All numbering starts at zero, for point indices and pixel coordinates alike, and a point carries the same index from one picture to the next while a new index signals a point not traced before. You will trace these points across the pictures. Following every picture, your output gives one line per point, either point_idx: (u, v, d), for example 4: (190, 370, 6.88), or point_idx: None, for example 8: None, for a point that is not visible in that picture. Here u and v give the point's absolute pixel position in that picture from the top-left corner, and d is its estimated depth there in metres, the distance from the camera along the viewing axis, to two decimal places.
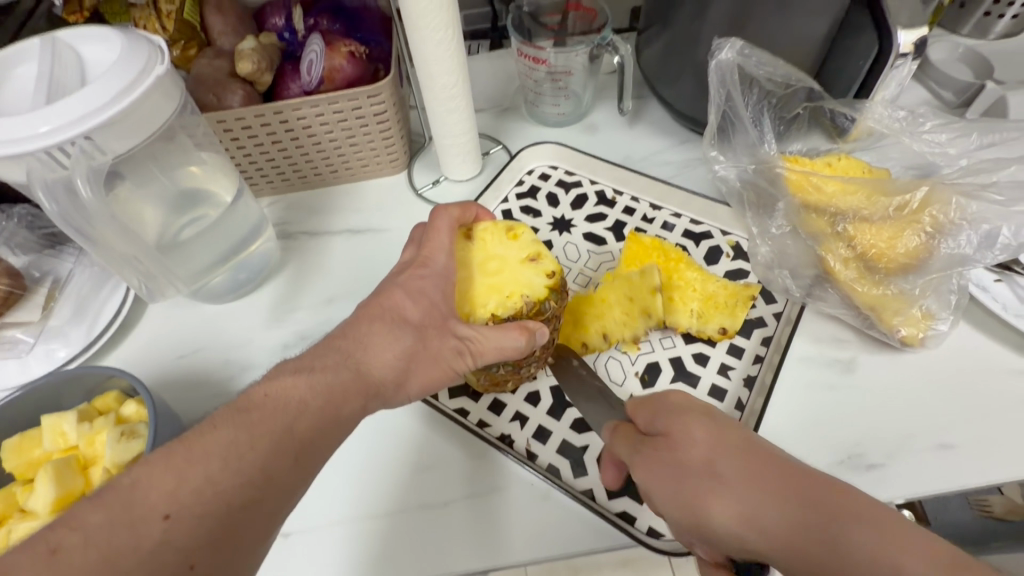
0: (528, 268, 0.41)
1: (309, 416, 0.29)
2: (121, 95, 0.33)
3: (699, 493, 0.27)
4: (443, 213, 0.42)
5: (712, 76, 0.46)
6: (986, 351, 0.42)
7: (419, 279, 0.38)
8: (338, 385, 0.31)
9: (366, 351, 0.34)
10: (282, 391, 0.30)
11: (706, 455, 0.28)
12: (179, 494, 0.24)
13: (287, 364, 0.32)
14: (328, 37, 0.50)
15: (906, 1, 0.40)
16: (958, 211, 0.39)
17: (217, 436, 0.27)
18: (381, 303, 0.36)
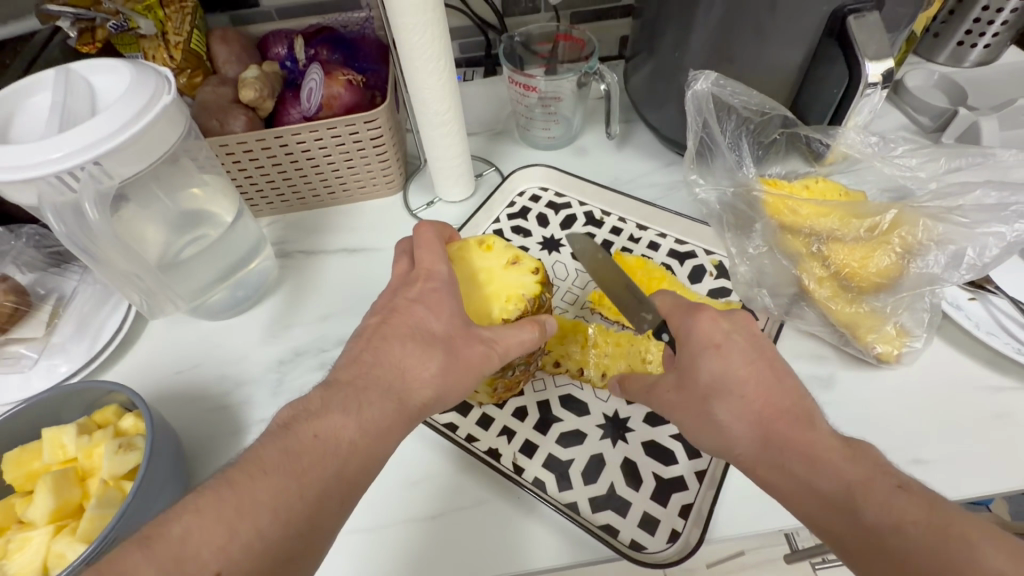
0: (512, 271, 0.45)
1: (356, 459, 0.30)
2: (129, 124, 0.35)
3: (708, 407, 0.34)
4: (426, 228, 0.44)
5: (688, 106, 0.48)
6: (960, 367, 0.43)
7: (430, 291, 0.39)
8: (383, 421, 0.32)
9: (404, 377, 0.34)
10: (331, 432, 0.30)
11: (716, 377, 0.34)
12: (230, 549, 0.25)
13: (327, 395, 0.33)
14: (327, 67, 0.53)
15: (873, 33, 0.42)
16: (926, 233, 0.40)
17: (266, 485, 0.27)
18: (406, 321, 0.37)
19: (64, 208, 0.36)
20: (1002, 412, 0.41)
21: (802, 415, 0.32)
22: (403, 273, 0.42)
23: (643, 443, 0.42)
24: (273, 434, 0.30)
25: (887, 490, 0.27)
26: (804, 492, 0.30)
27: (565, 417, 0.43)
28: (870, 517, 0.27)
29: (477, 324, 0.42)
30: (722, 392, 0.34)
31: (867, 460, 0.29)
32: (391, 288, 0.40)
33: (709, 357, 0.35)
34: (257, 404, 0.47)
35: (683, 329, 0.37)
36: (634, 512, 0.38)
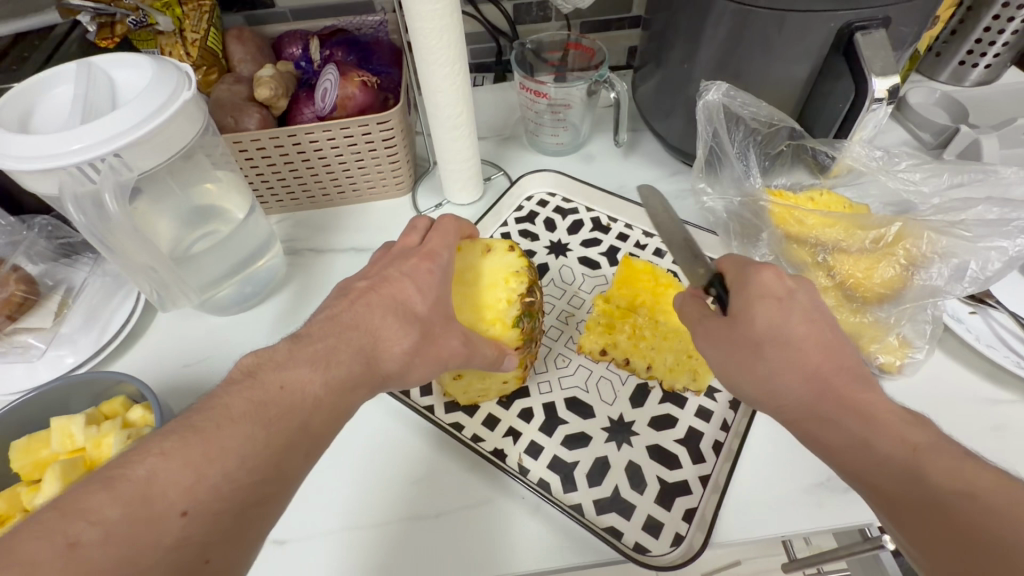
0: (493, 257, 0.45)
1: (320, 414, 0.30)
2: (149, 118, 0.36)
3: (764, 359, 0.33)
4: (451, 219, 0.43)
5: (699, 115, 0.49)
6: (961, 379, 0.44)
7: (425, 270, 0.38)
8: (352, 380, 0.31)
9: (378, 345, 0.34)
10: (298, 383, 0.29)
11: (772, 330, 0.33)
12: (198, 491, 0.24)
13: (296, 349, 0.31)
14: (342, 67, 0.54)
15: (880, 50, 0.43)
16: (930, 245, 0.41)
17: (232, 432, 0.26)
18: (394, 294, 0.36)
19: (83, 198, 0.36)
20: (1000, 424, 0.41)
21: (856, 371, 0.32)
22: (409, 247, 0.41)
23: (648, 446, 0.42)
24: (234, 383, 0.29)
25: (936, 445, 0.28)
26: (852, 445, 0.30)
27: (570, 419, 0.44)
28: (920, 465, 0.27)
29: (500, 317, 0.42)
30: (781, 343, 0.33)
31: (916, 415, 0.30)
32: (388, 258, 0.40)
33: (767, 301, 0.34)
34: None
35: (743, 277, 0.36)
36: (638, 515, 0.39)
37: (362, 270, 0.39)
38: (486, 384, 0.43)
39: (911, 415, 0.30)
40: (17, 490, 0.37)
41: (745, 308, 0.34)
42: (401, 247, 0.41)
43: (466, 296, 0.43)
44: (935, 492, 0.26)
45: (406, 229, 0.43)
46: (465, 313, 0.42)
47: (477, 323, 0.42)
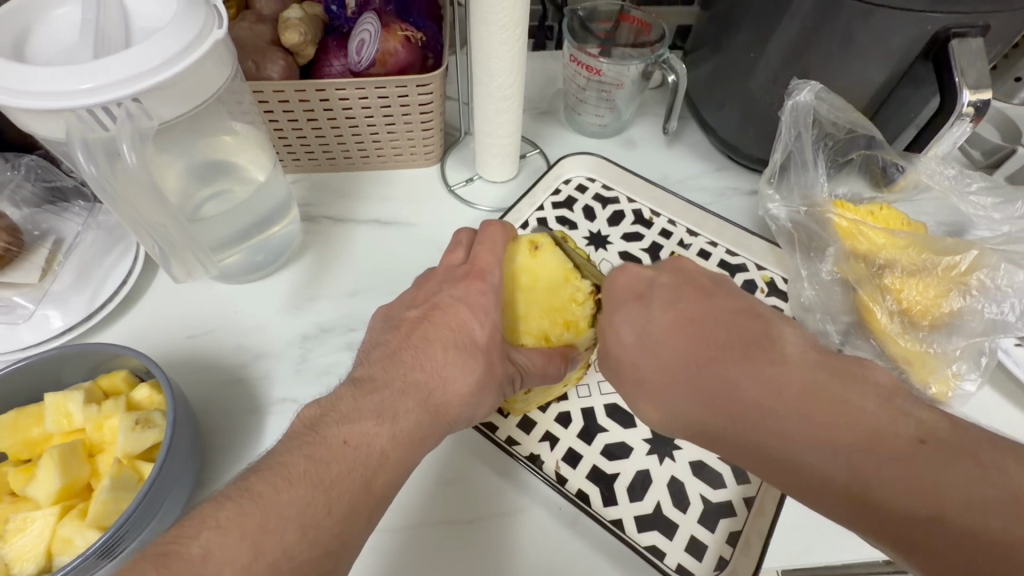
0: (545, 255, 0.40)
1: (385, 474, 0.27)
2: (177, 59, 0.30)
3: (636, 362, 0.32)
4: (496, 226, 0.40)
5: (786, 116, 0.46)
6: (1007, 414, 0.43)
7: (479, 294, 0.35)
8: (418, 431, 0.29)
9: (443, 386, 0.31)
10: (363, 439, 0.27)
11: (636, 336, 0.33)
12: (256, 567, 0.22)
13: (358, 398, 0.29)
14: (383, 17, 0.48)
15: (978, 60, 0.39)
16: (1006, 277, 0.41)
17: (291, 497, 0.24)
18: (451, 322, 0.33)
19: (96, 147, 0.31)
20: None
21: (725, 343, 0.29)
22: (454, 265, 0.38)
23: (691, 463, 0.40)
24: (297, 437, 0.27)
25: (833, 409, 0.25)
26: (749, 450, 0.27)
27: (610, 428, 0.41)
28: (835, 456, 0.24)
29: (574, 321, 0.39)
30: (649, 344, 0.32)
31: (805, 375, 0.27)
32: (437, 281, 0.37)
33: (639, 302, 0.33)
34: (279, 381, 0.44)
35: (605, 289, 0.37)
36: (680, 535, 0.37)
37: (409, 296, 0.37)
38: (548, 394, 0.40)
39: (799, 379, 0.26)
40: (4, 471, 0.33)
41: (616, 327, 0.34)
42: (447, 261, 0.39)
43: (531, 303, 0.39)
44: (858, 489, 0.23)
45: (450, 244, 0.40)
46: (535, 322, 0.39)
47: (552, 332, 0.39)
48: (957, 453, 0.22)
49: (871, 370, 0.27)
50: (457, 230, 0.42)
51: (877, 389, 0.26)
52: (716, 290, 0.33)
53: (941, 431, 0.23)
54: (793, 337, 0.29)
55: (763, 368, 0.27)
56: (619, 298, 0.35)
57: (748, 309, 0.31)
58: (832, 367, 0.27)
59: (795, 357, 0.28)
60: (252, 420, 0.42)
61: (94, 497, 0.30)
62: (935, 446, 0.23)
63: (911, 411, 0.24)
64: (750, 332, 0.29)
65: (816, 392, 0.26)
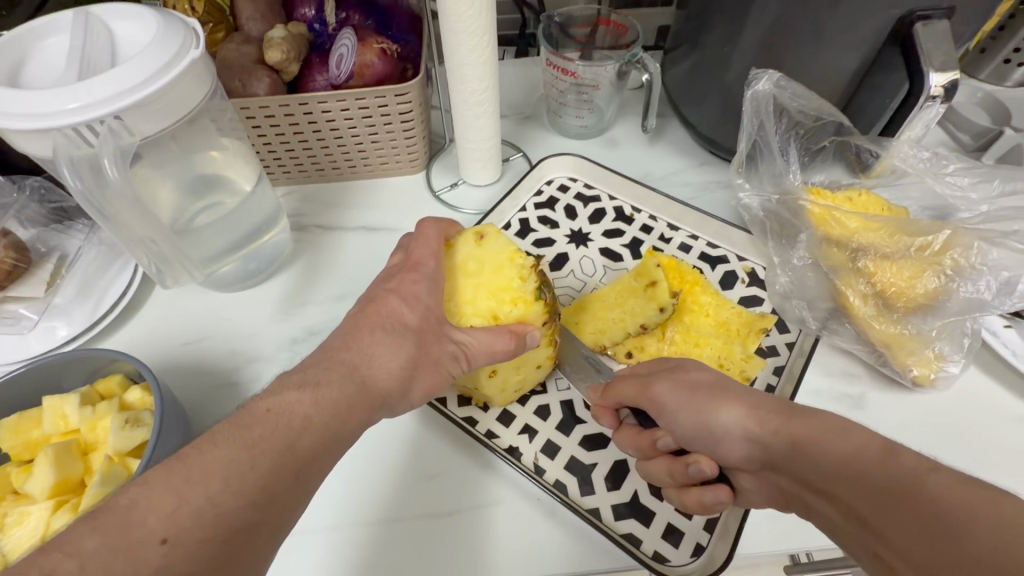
0: (490, 241, 0.42)
1: (311, 437, 0.28)
2: (154, 78, 0.33)
3: (708, 391, 0.35)
4: (430, 223, 0.41)
5: (746, 105, 0.48)
6: (994, 396, 0.43)
7: (411, 284, 0.37)
8: (345, 400, 0.30)
9: (370, 363, 0.33)
10: (289, 405, 0.28)
11: (709, 376, 0.36)
12: (179, 516, 0.23)
13: (287, 378, 0.30)
14: (360, 33, 0.50)
15: (942, 41, 0.39)
16: (979, 256, 0.40)
17: (215, 455, 0.25)
18: (381, 310, 0.35)
19: (81, 162, 0.33)
20: None
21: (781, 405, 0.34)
22: (395, 265, 0.40)
23: None
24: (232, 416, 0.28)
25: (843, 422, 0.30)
26: (803, 442, 0.29)
27: (588, 419, 0.42)
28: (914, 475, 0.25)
29: (520, 296, 0.39)
30: (718, 383, 0.35)
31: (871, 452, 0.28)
32: (376, 281, 0.39)
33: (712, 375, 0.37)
34: (268, 383, 0.45)
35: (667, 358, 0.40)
36: (657, 523, 0.37)
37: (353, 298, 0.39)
38: (522, 375, 0.41)
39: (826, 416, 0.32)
40: (6, 471, 0.35)
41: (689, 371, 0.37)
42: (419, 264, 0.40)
43: (478, 286, 0.40)
44: (854, 449, 0.27)
45: (395, 250, 0.42)
46: (482, 303, 0.40)
47: (500, 310, 0.39)
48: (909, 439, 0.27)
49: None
50: (400, 236, 0.44)
51: None
52: None
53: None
54: None
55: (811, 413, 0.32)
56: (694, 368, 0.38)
57: None
58: None
59: None
60: None
61: (85, 492, 0.32)
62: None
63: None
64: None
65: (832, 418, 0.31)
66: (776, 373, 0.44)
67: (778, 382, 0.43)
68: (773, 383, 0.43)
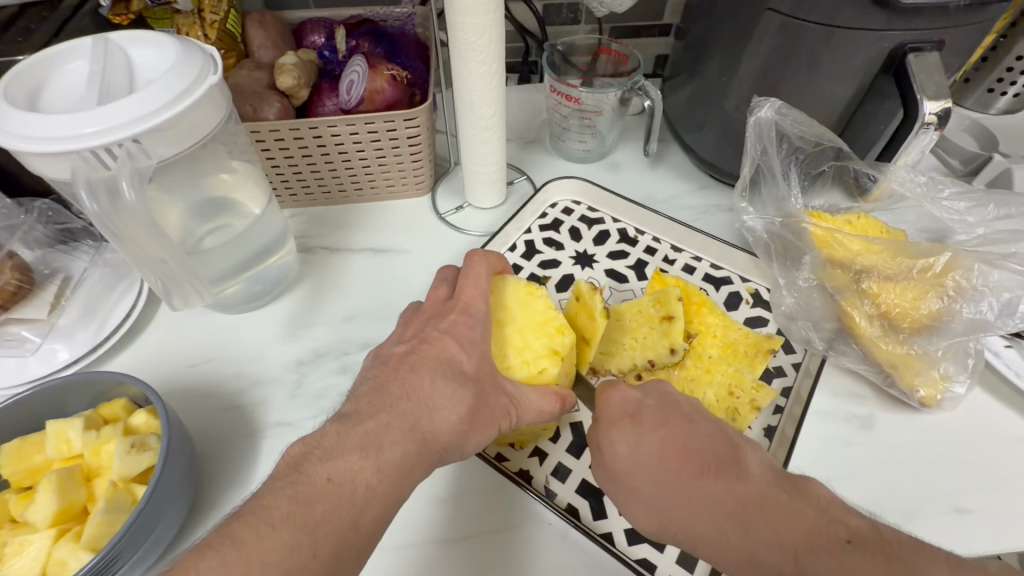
0: (502, 287, 0.42)
1: (373, 508, 0.28)
2: (173, 102, 0.33)
3: (626, 479, 0.34)
4: (478, 258, 0.41)
5: (749, 131, 0.49)
6: (999, 415, 0.43)
7: (466, 326, 0.37)
8: (405, 461, 0.30)
9: (430, 416, 0.32)
10: (350, 473, 0.28)
11: (629, 463, 0.35)
12: None
13: (345, 433, 0.29)
14: (370, 59, 0.51)
15: (932, 74, 0.42)
16: (980, 278, 0.41)
17: (274, 541, 0.24)
18: (439, 355, 0.35)
19: (98, 185, 0.33)
20: None
21: (705, 459, 0.33)
22: (440, 301, 0.40)
23: None
24: (282, 477, 0.27)
25: (755, 505, 0.29)
26: (715, 543, 0.30)
27: None
28: (784, 553, 0.27)
29: (562, 323, 0.41)
30: (637, 469, 0.34)
31: (762, 489, 0.30)
32: (423, 318, 0.38)
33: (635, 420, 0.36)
34: (273, 407, 0.45)
35: (599, 405, 0.38)
36: (671, 548, 0.37)
37: (399, 334, 0.39)
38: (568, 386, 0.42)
39: (756, 492, 0.30)
40: (5, 499, 0.34)
41: (609, 444, 0.36)
42: (435, 299, 0.40)
43: (521, 330, 0.40)
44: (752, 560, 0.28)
45: (436, 282, 0.42)
46: (536, 343, 0.40)
47: (555, 343, 0.40)
48: (808, 520, 0.28)
49: (813, 483, 0.30)
50: (443, 269, 0.44)
51: (790, 482, 0.31)
52: (695, 414, 0.36)
53: (866, 532, 0.27)
54: (757, 457, 0.33)
55: (730, 481, 0.31)
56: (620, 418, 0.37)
57: (720, 431, 0.35)
58: (783, 480, 0.31)
59: (755, 473, 0.31)
60: (247, 445, 0.43)
61: (89, 520, 0.31)
62: (860, 545, 0.26)
63: (843, 518, 0.28)
64: (723, 450, 0.33)
65: (743, 487, 0.30)
66: (784, 394, 0.44)
67: (787, 404, 0.44)
68: (782, 404, 0.44)
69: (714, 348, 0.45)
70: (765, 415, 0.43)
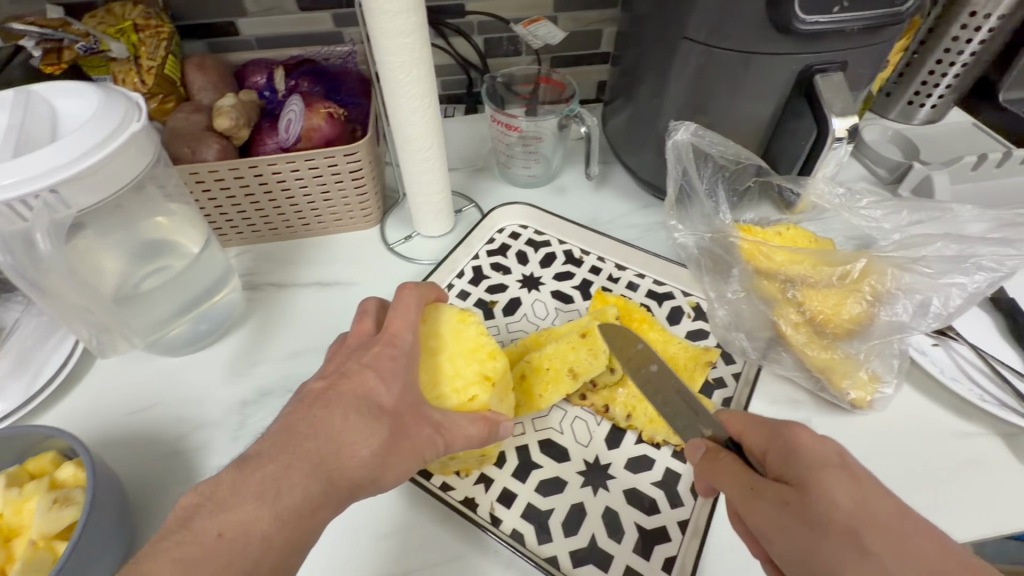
0: (434, 315, 0.43)
1: (269, 558, 0.27)
2: (93, 151, 0.33)
3: (790, 437, 0.32)
4: (408, 290, 0.41)
5: (669, 154, 0.51)
6: (930, 412, 0.45)
7: (389, 357, 0.37)
8: (307, 506, 0.29)
9: (339, 453, 0.31)
10: (242, 526, 0.27)
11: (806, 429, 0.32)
12: None
13: (241, 480, 0.29)
14: (308, 99, 0.52)
15: (839, 92, 0.45)
16: (893, 281, 0.42)
17: None
18: (356, 389, 0.34)
19: (12, 238, 0.33)
20: (973, 457, 0.42)
21: None
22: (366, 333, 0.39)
23: (626, 490, 0.40)
24: (166, 535, 0.27)
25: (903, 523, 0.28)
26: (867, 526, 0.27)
27: (545, 463, 0.42)
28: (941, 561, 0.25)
29: (493, 349, 0.42)
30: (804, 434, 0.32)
31: None
32: (347, 351, 0.38)
33: (798, 438, 0.32)
34: (215, 450, 0.44)
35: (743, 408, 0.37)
36: (616, 567, 0.37)
37: (321, 366, 0.38)
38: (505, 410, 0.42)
39: None
40: None
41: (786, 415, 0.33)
42: (363, 330, 0.40)
43: (452, 357, 0.41)
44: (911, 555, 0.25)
45: (359, 315, 0.41)
46: (467, 370, 0.40)
47: (486, 368, 0.40)
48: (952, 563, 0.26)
49: None
50: (371, 300, 0.43)
51: None
52: None
53: None
54: None
55: None
56: (774, 439, 0.32)
57: None
58: None
59: None
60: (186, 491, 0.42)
61: None
62: None
63: None
64: None
65: None
66: (724, 405, 0.45)
67: None
68: None
69: None
70: None
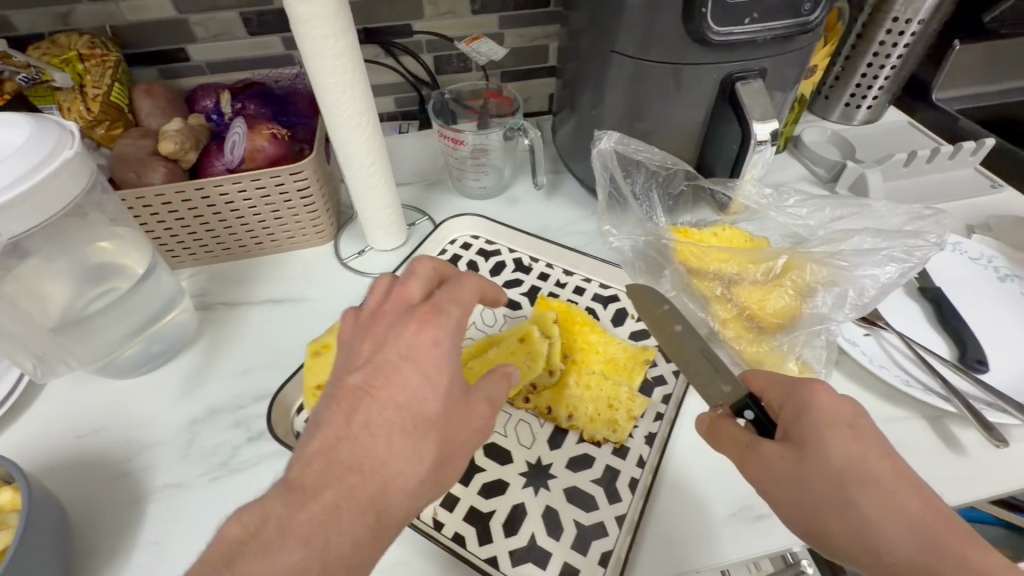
0: None
1: None
2: (21, 180, 0.34)
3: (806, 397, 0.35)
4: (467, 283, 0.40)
5: (593, 162, 0.52)
6: (860, 399, 0.47)
7: (430, 343, 0.35)
8: (355, 549, 0.29)
9: (387, 483, 0.31)
10: (286, 570, 0.27)
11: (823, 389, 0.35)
12: None
13: (293, 517, 0.28)
14: (251, 121, 0.54)
15: (759, 98, 0.47)
16: (814, 276, 0.45)
17: None
18: (396, 398, 0.33)
19: None
20: (898, 441, 0.44)
21: None
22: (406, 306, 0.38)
23: (565, 489, 0.41)
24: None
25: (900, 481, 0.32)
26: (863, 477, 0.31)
27: (488, 467, 0.43)
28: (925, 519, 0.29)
29: None
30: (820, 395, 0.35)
31: None
32: (384, 326, 0.37)
33: (816, 396, 0.35)
34: (163, 469, 0.44)
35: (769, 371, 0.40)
36: (554, 564, 0.38)
37: (362, 348, 0.37)
38: None
39: None
40: None
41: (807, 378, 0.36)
42: (405, 303, 0.38)
43: None
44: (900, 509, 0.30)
45: (408, 277, 0.40)
46: None
47: None
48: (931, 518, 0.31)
49: None
50: (411, 270, 0.41)
51: None
52: None
53: None
54: None
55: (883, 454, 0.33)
56: (792, 397, 0.36)
57: None
58: None
59: None
60: (131, 513, 0.42)
61: None
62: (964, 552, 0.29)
63: None
64: None
65: None
66: (664, 401, 0.47)
67: (665, 410, 0.46)
68: (662, 411, 0.46)
69: (594, 367, 0.47)
70: (646, 422, 0.45)
